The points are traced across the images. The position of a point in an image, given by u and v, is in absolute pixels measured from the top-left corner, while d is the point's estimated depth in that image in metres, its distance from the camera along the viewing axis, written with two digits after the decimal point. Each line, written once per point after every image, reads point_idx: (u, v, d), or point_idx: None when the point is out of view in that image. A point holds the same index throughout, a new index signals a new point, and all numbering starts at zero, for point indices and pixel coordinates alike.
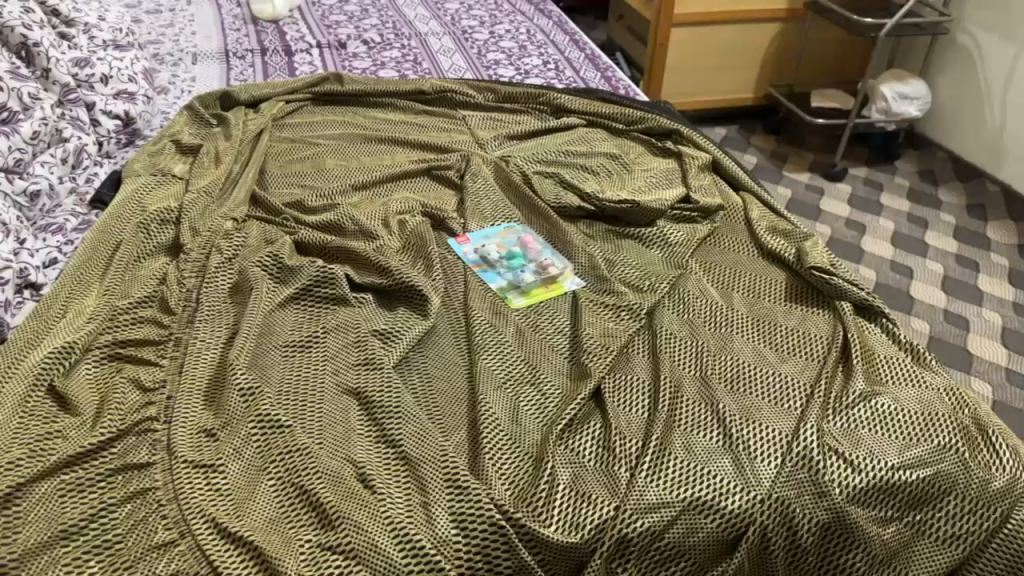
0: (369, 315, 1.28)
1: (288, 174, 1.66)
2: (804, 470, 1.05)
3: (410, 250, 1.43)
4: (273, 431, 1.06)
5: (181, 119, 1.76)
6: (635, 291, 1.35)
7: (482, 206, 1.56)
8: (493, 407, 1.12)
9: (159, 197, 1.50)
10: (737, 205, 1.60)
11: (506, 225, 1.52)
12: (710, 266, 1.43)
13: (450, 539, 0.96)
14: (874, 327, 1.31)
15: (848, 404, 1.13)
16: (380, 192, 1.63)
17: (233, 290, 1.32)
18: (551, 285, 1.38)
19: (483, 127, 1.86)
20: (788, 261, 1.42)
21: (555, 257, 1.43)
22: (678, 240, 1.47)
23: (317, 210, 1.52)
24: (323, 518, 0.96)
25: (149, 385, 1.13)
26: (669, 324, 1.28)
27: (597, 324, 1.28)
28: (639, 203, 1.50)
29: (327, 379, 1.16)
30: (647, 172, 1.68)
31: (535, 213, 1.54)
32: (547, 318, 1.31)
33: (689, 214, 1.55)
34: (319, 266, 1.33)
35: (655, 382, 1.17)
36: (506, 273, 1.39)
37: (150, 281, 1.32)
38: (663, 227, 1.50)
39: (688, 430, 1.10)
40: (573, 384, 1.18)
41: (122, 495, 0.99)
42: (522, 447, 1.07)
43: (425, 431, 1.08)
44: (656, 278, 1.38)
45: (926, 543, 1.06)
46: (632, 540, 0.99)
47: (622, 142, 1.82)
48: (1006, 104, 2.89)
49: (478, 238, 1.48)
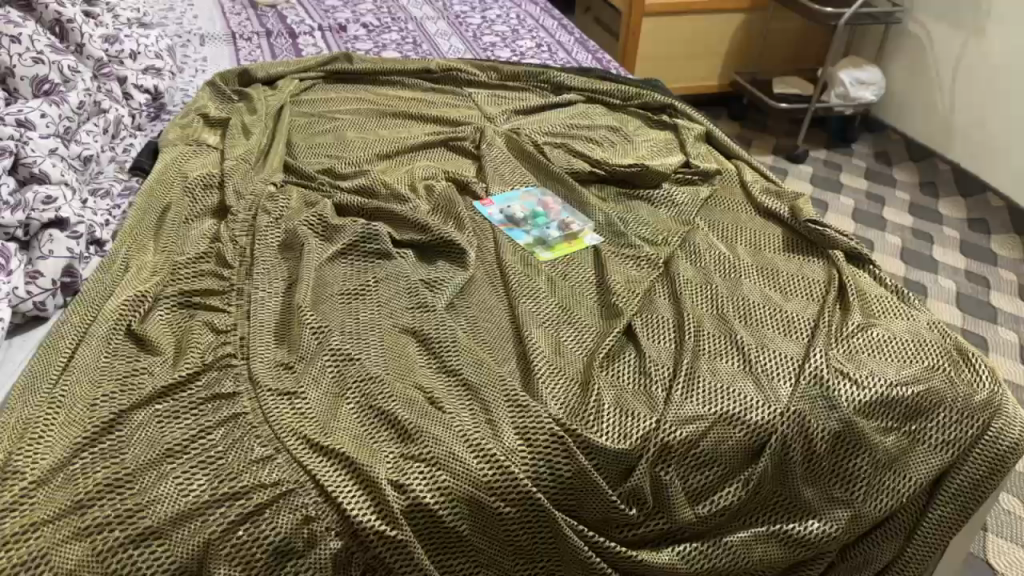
0: (413, 266, 1.40)
1: (314, 145, 1.75)
2: (816, 387, 1.20)
3: (441, 212, 1.55)
4: (346, 363, 1.17)
5: (205, 94, 1.84)
6: (651, 245, 1.49)
7: (501, 171, 1.68)
8: (539, 341, 1.24)
9: (199, 165, 1.60)
10: (732, 171, 1.75)
11: (525, 188, 1.64)
12: (714, 223, 1.58)
13: (517, 448, 1.08)
14: (864, 273, 1.47)
15: (849, 333, 1.30)
16: (402, 160, 1.74)
17: (282, 246, 1.42)
18: (574, 239, 1.50)
19: (489, 102, 1.98)
20: (784, 217, 1.57)
21: (575, 216, 1.56)
22: (684, 201, 1.62)
23: (348, 176, 1.63)
24: (403, 433, 1.08)
25: (221, 328, 1.23)
26: (685, 272, 1.42)
27: (621, 272, 1.41)
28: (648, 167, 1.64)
29: (386, 320, 1.27)
30: (648, 143, 1.82)
31: (550, 178, 1.67)
32: (575, 269, 1.43)
33: (691, 178, 1.70)
34: (363, 225, 1.44)
35: (679, 318, 1.31)
36: (532, 230, 1.51)
37: (203, 240, 1.42)
38: (669, 190, 1.64)
39: (712, 357, 1.24)
40: (607, 321, 1.31)
41: (217, 419, 1.09)
42: (569, 374, 1.20)
43: (481, 361, 1.20)
44: (668, 234, 1.52)
45: (922, 449, 1.21)
46: (673, 447, 1.12)
47: (620, 116, 1.97)
48: (954, 89, 3.12)
49: (502, 200, 1.59)
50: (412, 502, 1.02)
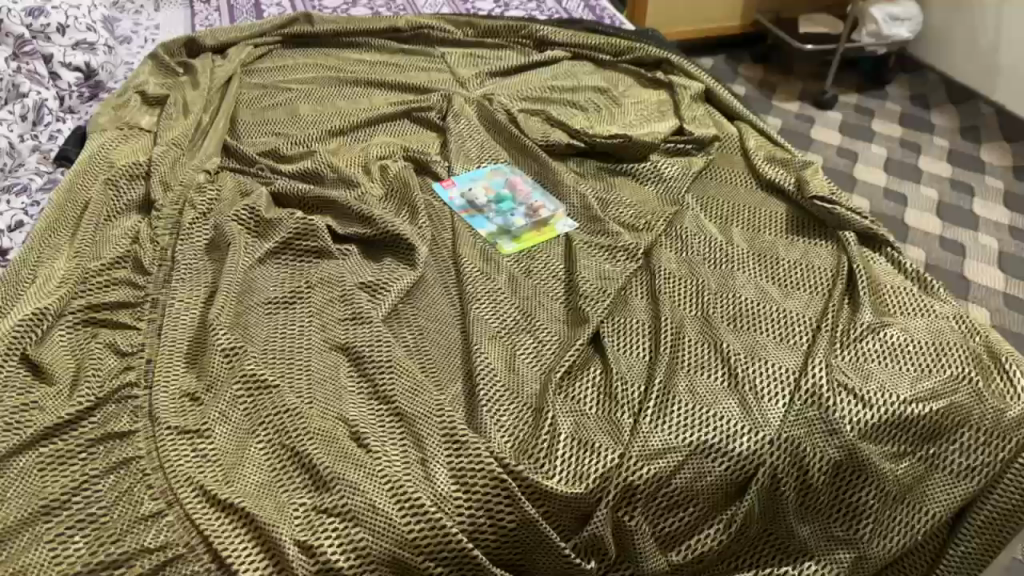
0: (354, 267, 1.23)
1: (261, 122, 1.58)
2: (812, 407, 1.02)
3: (394, 199, 1.37)
4: (261, 393, 1.02)
5: (146, 68, 1.67)
6: (631, 232, 1.30)
7: (467, 147, 1.49)
8: (490, 357, 1.07)
9: (128, 151, 1.43)
10: (733, 137, 1.54)
11: (494, 165, 1.46)
12: (707, 200, 1.38)
13: (450, 495, 0.92)
14: (879, 257, 1.27)
15: (857, 337, 1.11)
16: (360, 137, 1.56)
17: (210, 246, 1.26)
18: (540, 228, 1.31)
19: (464, 64, 1.79)
20: (788, 191, 1.37)
21: (546, 199, 1.37)
22: (673, 175, 1.41)
23: (295, 160, 1.46)
24: (317, 481, 0.93)
25: (126, 350, 1.09)
26: (666, 262, 1.23)
27: (593, 265, 1.23)
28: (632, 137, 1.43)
29: (314, 335, 1.11)
30: (638, 107, 1.61)
31: (522, 153, 1.48)
32: (542, 264, 1.25)
33: (684, 146, 1.48)
34: (300, 219, 1.27)
35: (656, 323, 1.12)
36: (495, 218, 1.33)
37: (122, 240, 1.26)
38: (656, 162, 1.44)
39: (692, 371, 1.06)
40: (571, 329, 1.13)
41: (106, 465, 0.94)
42: (522, 397, 1.03)
43: (419, 386, 1.03)
44: (652, 216, 1.33)
45: (941, 477, 1.03)
46: (639, 487, 0.95)
47: (609, 75, 1.76)
48: (999, 23, 2.82)
49: (465, 181, 1.41)
50: (322, 567, 0.87)
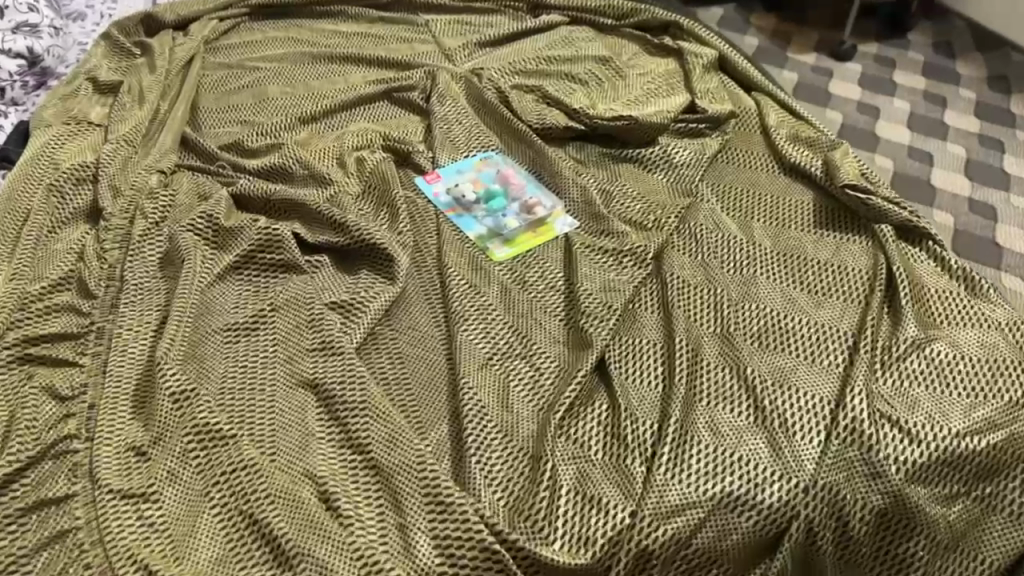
0: (325, 283, 1.09)
1: (225, 109, 1.42)
2: (853, 447, 0.89)
3: (371, 198, 1.22)
4: (216, 445, 0.89)
5: (98, 50, 1.51)
6: (638, 231, 1.15)
7: (454, 134, 1.34)
8: (479, 392, 0.93)
9: (75, 150, 1.28)
10: (751, 111, 1.37)
11: (484, 155, 1.30)
12: (723, 189, 1.23)
13: (433, 569, 0.80)
14: (919, 254, 1.11)
15: (899, 356, 0.96)
16: (335, 123, 1.40)
17: (165, 262, 1.12)
18: (535, 230, 1.17)
19: (450, 33, 1.62)
20: (817, 177, 1.21)
21: (542, 194, 1.22)
22: (685, 161, 1.26)
23: (262, 154, 1.31)
24: (279, 556, 0.81)
25: (66, 394, 0.96)
26: (679, 268, 1.08)
27: (595, 273, 1.08)
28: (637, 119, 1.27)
29: (278, 369, 0.97)
30: (644, 80, 1.45)
31: (516, 138, 1.32)
32: (538, 272, 1.11)
33: (696, 126, 1.32)
34: (263, 227, 1.12)
35: (669, 344, 0.98)
36: (485, 218, 1.19)
37: (66, 258, 1.12)
38: (666, 146, 1.28)
39: (712, 404, 0.92)
40: (573, 354, 0.98)
41: (38, 542, 0.82)
42: (517, 442, 0.89)
43: (398, 432, 0.89)
44: (662, 211, 1.17)
45: (1000, 519, 0.89)
46: (653, 553, 0.82)
47: (612, 41, 1.58)
48: None
49: (451, 174, 1.26)
50: None
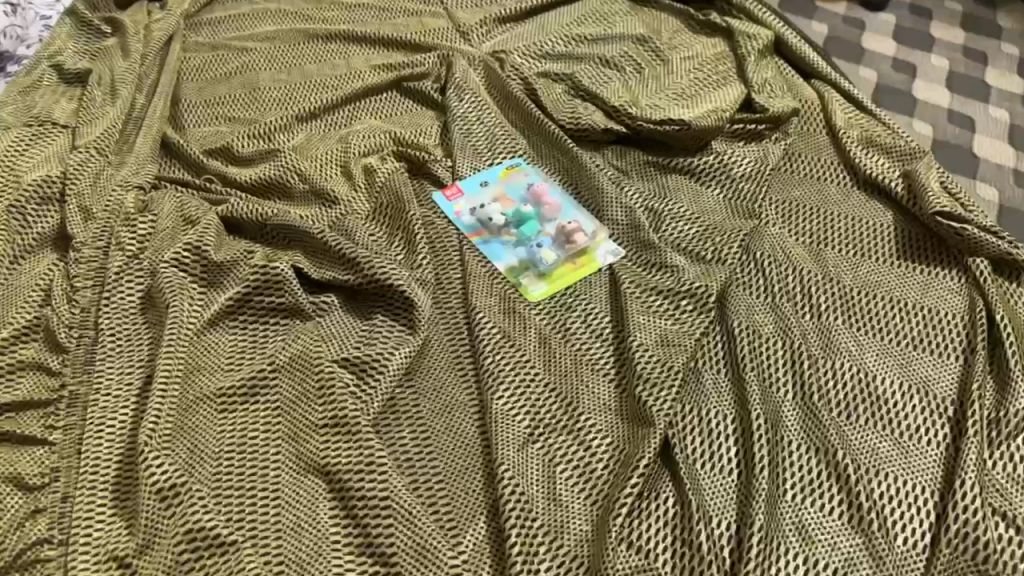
0: (334, 332, 0.93)
1: (211, 102, 1.24)
2: (966, 555, 0.75)
3: (383, 219, 1.06)
4: (211, 556, 0.75)
5: (63, 29, 1.32)
6: (694, 264, 0.99)
7: (475, 137, 1.16)
8: (523, 482, 0.79)
9: (38, 159, 1.11)
10: (813, 106, 1.20)
11: (511, 165, 1.13)
12: (789, 208, 1.06)
13: None
14: (1019, 292, 0.96)
15: (1010, 434, 0.82)
16: (338, 119, 1.22)
17: (146, 302, 0.97)
18: (575, 263, 1.01)
19: (465, 4, 1.42)
20: (899, 197, 1.05)
21: (580, 216, 1.06)
22: (744, 173, 1.09)
23: (255, 162, 1.14)
24: None
25: (34, 484, 0.83)
26: (746, 314, 0.93)
27: (648, 320, 0.93)
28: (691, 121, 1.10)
29: (282, 452, 0.83)
30: (688, 69, 1.27)
31: (547, 142, 1.16)
32: (580, 316, 0.95)
33: (755, 126, 1.16)
34: (259, 267, 0.95)
35: (743, 419, 0.84)
36: (516, 247, 1.03)
37: (30, 301, 0.97)
38: (721, 155, 1.11)
39: (797, 499, 0.78)
40: (631, 429, 0.84)
41: None
42: (570, 550, 0.76)
43: (427, 542, 0.75)
44: (720, 237, 1.01)
45: None
46: None
47: (649, 15, 1.39)
48: None
49: (474, 190, 1.09)
50: None
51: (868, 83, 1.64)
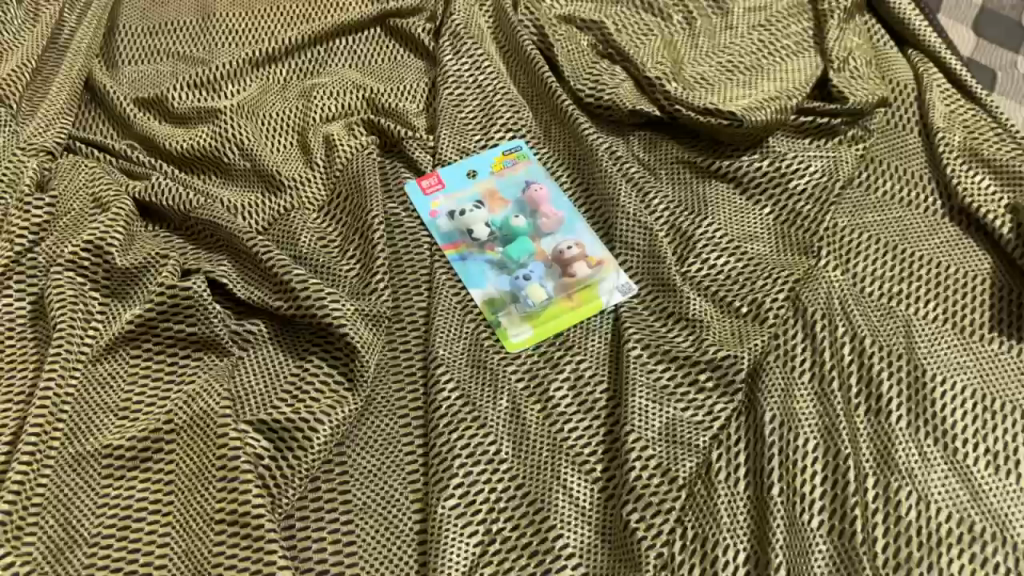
0: (256, 382, 0.74)
1: (153, 31, 1.00)
2: None
3: (339, 215, 0.85)
4: None
5: None
6: (723, 317, 0.77)
7: (468, 106, 0.93)
8: None
9: None
10: (907, 90, 0.94)
11: (508, 151, 0.90)
12: (858, 241, 0.82)
13: None
14: None
15: None
16: (307, 65, 0.99)
17: (37, 312, 0.78)
18: (571, 304, 0.79)
19: None
20: (1006, 242, 0.81)
21: (582, 233, 0.83)
22: (804, 188, 0.85)
23: (192, 122, 0.92)
24: None
25: None
26: (780, 403, 0.72)
27: (652, 399, 0.72)
28: (746, 116, 0.85)
29: (171, 549, 0.66)
30: (752, 25, 0.98)
31: (557, 123, 0.92)
32: (568, 379, 0.75)
33: (828, 120, 0.90)
34: (170, 283, 0.75)
35: (759, 563, 0.65)
36: (498, 271, 0.81)
37: None
38: (778, 158, 0.87)
39: None
40: (613, 563, 0.65)
41: None
42: None
43: None
44: (760, 282, 0.79)
45: None
46: None
47: None
48: None
49: (457, 187, 0.87)
50: None
51: (972, 7, 1.07)
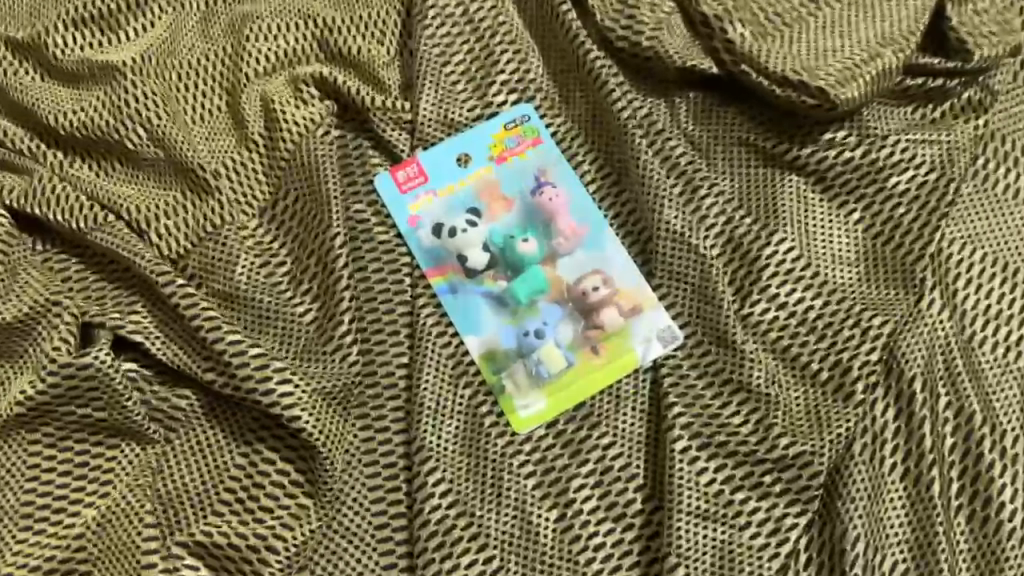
0: (189, 487, 0.58)
1: None
2: None
3: (288, 226, 0.64)
4: None
5: None
6: (794, 386, 0.59)
7: (455, 51, 0.69)
8: None
9: None
10: None
11: (511, 125, 0.67)
12: (970, 263, 0.63)
13: None
14: None
15: None
16: None
17: None
18: (595, 365, 0.61)
19: None
20: None
21: (611, 254, 0.63)
22: (906, 188, 0.64)
23: (82, 80, 0.67)
24: None
25: None
26: (866, 517, 0.56)
27: (701, 514, 0.56)
28: (840, 97, 0.62)
29: None
30: None
31: (575, 78, 0.69)
32: (593, 473, 0.58)
33: (941, 81, 0.67)
34: (64, 360, 0.57)
35: None
36: (501, 310, 0.62)
37: None
38: (873, 144, 0.65)
39: None
40: None
41: None
42: None
43: None
44: (846, 336, 0.60)
45: None
46: None
47: None
48: None
49: (444, 182, 0.66)
50: None
51: None
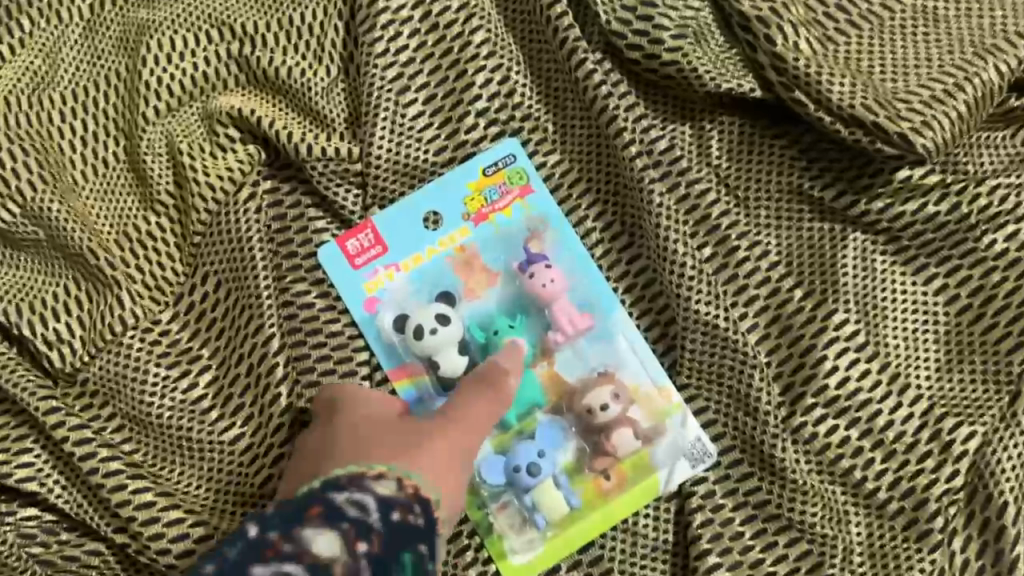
0: None
1: None
2: None
3: (210, 321, 0.50)
4: None
5: None
6: (855, 520, 0.47)
7: (416, 70, 0.52)
8: None
9: None
10: None
11: (492, 170, 0.52)
12: None
13: None
14: None
15: None
16: None
17: None
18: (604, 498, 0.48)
19: None
20: None
21: (624, 348, 0.50)
22: (1004, 250, 0.49)
23: None
24: None
25: None
26: None
27: None
28: (929, 149, 0.47)
29: None
30: None
31: (573, 99, 0.53)
32: None
33: None
34: None
35: None
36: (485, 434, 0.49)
37: None
38: (963, 191, 0.49)
39: None
40: None
41: None
42: None
43: None
44: (922, 455, 0.47)
45: None
46: None
47: None
48: None
49: (408, 251, 0.51)
50: None
51: None
